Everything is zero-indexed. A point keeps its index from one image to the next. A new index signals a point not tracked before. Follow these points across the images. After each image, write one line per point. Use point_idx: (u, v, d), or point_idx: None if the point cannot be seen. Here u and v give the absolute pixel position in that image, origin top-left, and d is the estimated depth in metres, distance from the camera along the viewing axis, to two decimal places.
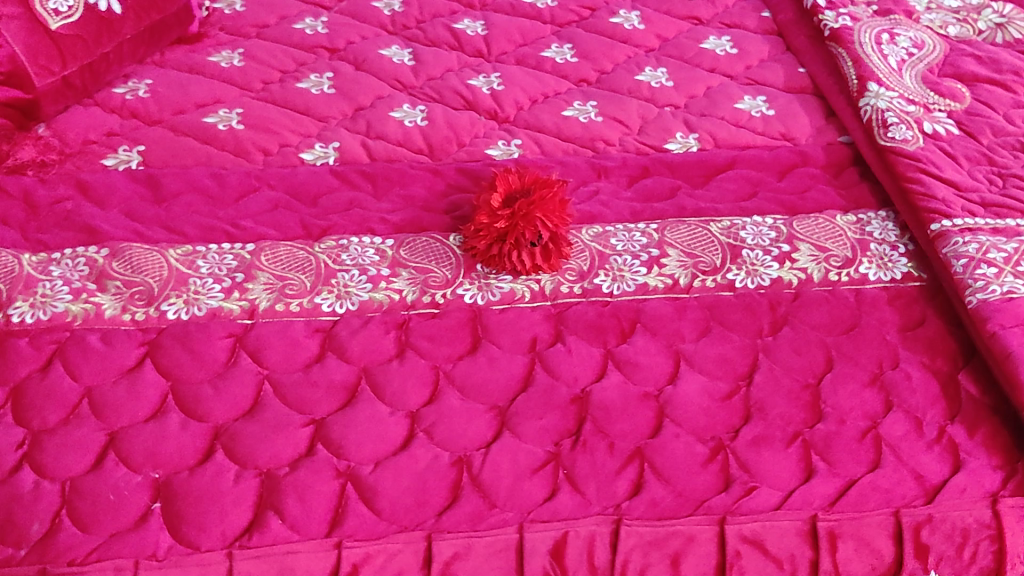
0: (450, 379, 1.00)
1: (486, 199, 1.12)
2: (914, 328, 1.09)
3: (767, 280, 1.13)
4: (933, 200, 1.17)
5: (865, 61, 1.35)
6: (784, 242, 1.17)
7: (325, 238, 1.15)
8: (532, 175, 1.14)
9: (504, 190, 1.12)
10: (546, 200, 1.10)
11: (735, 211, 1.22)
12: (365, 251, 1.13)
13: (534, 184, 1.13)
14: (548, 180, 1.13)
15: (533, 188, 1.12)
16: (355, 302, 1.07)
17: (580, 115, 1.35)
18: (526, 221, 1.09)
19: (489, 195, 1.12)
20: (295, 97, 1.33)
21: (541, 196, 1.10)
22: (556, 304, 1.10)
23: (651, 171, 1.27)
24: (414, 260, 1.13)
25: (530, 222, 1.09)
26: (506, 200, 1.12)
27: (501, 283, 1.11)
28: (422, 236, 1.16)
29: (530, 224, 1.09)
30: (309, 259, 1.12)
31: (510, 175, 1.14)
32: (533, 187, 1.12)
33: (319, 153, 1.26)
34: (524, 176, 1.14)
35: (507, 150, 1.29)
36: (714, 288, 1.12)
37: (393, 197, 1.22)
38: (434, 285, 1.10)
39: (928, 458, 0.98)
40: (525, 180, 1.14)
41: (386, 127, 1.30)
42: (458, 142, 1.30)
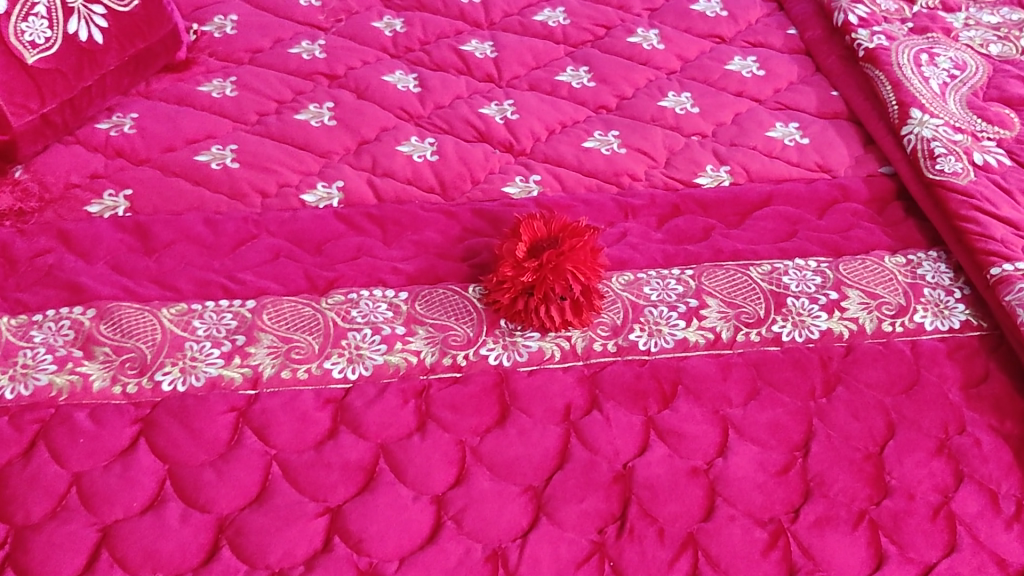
0: (478, 456, 0.91)
1: (509, 248, 1.03)
2: (977, 385, 1.01)
3: (816, 332, 1.04)
4: (992, 241, 1.08)
5: (905, 85, 1.26)
6: (831, 288, 1.08)
7: (333, 291, 1.05)
8: (559, 220, 1.05)
9: (529, 239, 1.03)
10: (577, 250, 1.01)
11: (775, 253, 1.13)
12: (376, 306, 1.04)
13: (562, 232, 1.03)
14: (577, 227, 1.04)
15: (561, 236, 1.03)
16: (369, 366, 0.97)
17: (602, 146, 1.25)
18: (556, 274, 1.00)
19: (513, 245, 1.03)
20: (294, 131, 1.23)
21: (571, 246, 1.01)
22: (588, 363, 1.00)
23: (682, 210, 1.18)
24: (431, 315, 1.03)
25: (560, 276, 1.00)
26: (532, 250, 1.03)
27: (528, 341, 1.01)
28: (438, 287, 1.06)
29: (561, 278, 1.00)
30: (316, 316, 1.02)
31: (535, 223, 1.04)
32: (561, 234, 1.03)
33: (322, 194, 1.16)
34: (550, 222, 1.05)
35: (525, 187, 1.19)
36: (760, 342, 1.03)
37: (404, 241, 1.12)
38: (455, 345, 1.00)
39: (1007, 539, 0.89)
40: (551, 226, 1.04)
41: (394, 163, 1.20)
42: (472, 179, 1.20)
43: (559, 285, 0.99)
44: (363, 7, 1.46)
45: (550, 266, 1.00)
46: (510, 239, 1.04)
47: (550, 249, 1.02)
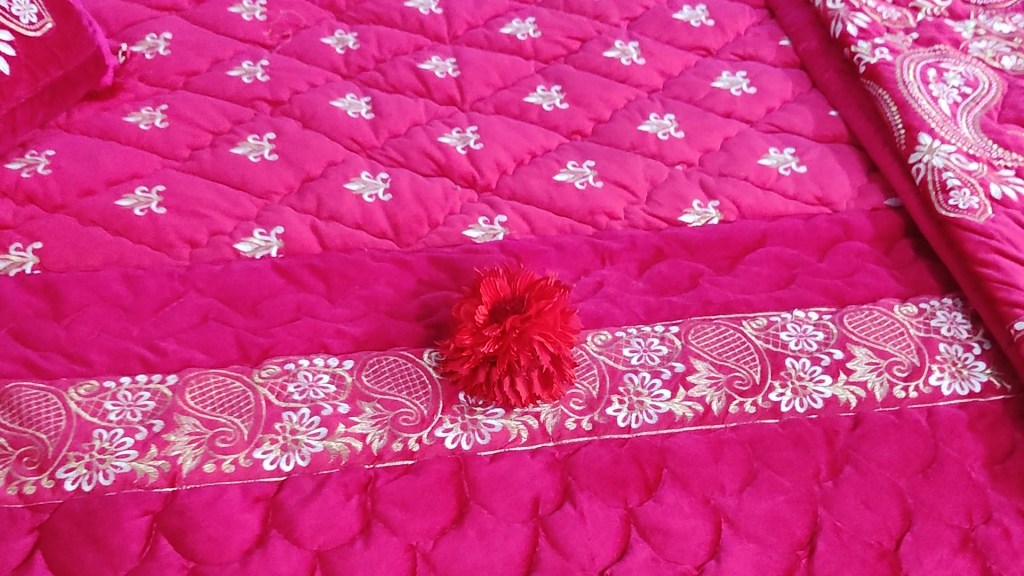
0: (431, 565, 0.79)
1: (467, 311, 0.90)
2: (1003, 460, 0.89)
3: (819, 402, 0.92)
4: (1015, 290, 0.95)
5: (912, 106, 1.13)
6: (835, 347, 0.96)
7: (267, 362, 0.92)
8: (525, 276, 0.92)
9: (491, 300, 0.90)
10: (545, 314, 0.88)
11: (771, 303, 1.00)
12: (317, 379, 0.91)
13: (529, 291, 0.90)
14: (546, 285, 0.91)
15: (527, 297, 0.90)
16: (305, 455, 0.85)
17: (576, 179, 1.12)
18: (521, 344, 0.87)
19: (471, 307, 0.90)
20: (229, 167, 1.10)
21: (538, 310, 0.88)
22: (560, 445, 0.88)
23: (666, 253, 1.05)
24: (380, 390, 0.90)
25: (525, 346, 0.87)
26: (494, 313, 0.89)
27: (490, 419, 0.88)
28: (389, 353, 0.93)
29: (527, 348, 0.87)
30: (247, 394, 0.89)
31: (497, 279, 0.91)
32: (528, 295, 0.90)
33: (259, 243, 1.03)
34: (515, 279, 0.92)
35: (490, 230, 1.06)
36: (755, 415, 0.91)
37: (352, 298, 0.99)
38: (406, 427, 0.87)
39: None
40: (516, 284, 0.91)
41: (341, 204, 1.07)
42: (430, 221, 1.07)
43: (524, 356, 0.87)
44: (312, 20, 1.32)
45: (514, 334, 0.87)
46: (469, 299, 0.91)
47: (515, 313, 0.89)
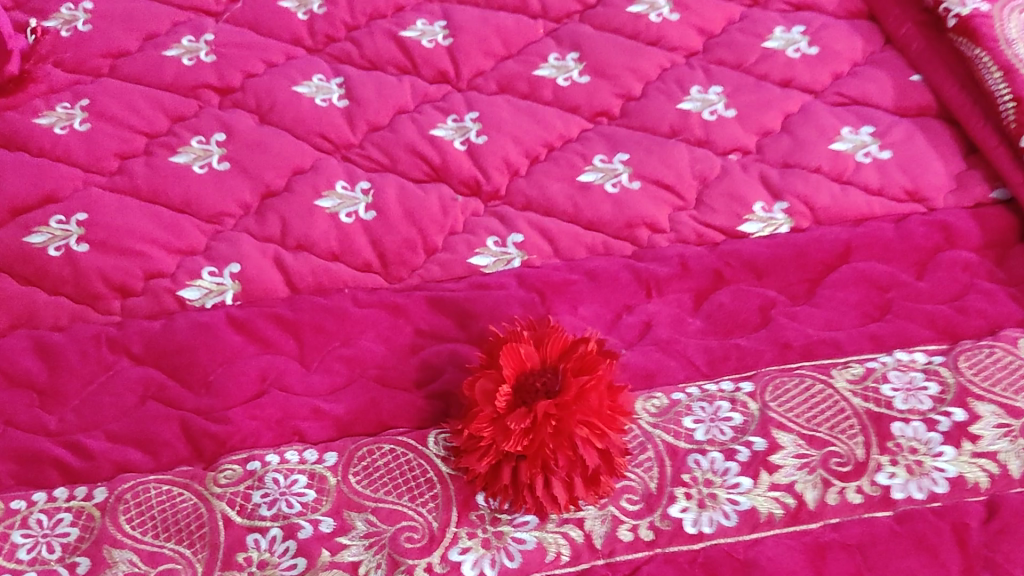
0: None
1: (483, 390, 0.68)
2: None
3: (941, 484, 0.71)
4: None
5: (1021, 71, 0.91)
6: (953, 405, 0.75)
7: (225, 462, 0.70)
8: (557, 338, 0.69)
9: (514, 374, 0.68)
10: (588, 397, 0.66)
11: (865, 342, 0.79)
12: (290, 482, 0.69)
13: (565, 361, 0.68)
14: (585, 350, 0.69)
15: (562, 370, 0.68)
16: None
17: (606, 179, 0.89)
18: (558, 441, 0.65)
19: (489, 385, 0.68)
20: (168, 182, 0.86)
21: (578, 391, 0.66)
22: (612, 564, 0.67)
23: (726, 278, 0.83)
24: (375, 496, 0.69)
25: (563, 443, 0.65)
26: (520, 393, 0.67)
27: (518, 531, 0.68)
28: (382, 440, 0.72)
29: (565, 445, 0.65)
30: (200, 511, 0.67)
31: (521, 345, 0.69)
32: (562, 367, 0.68)
33: (209, 286, 0.80)
34: (545, 342, 0.69)
35: (502, 255, 0.84)
36: (862, 508, 0.70)
37: (331, 359, 0.77)
38: (411, 550, 0.66)
39: None
40: (546, 349, 0.69)
41: (312, 226, 0.84)
42: (426, 247, 0.84)
43: (563, 455, 0.65)
44: None
45: (548, 428, 0.65)
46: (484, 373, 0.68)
47: (547, 395, 0.67)
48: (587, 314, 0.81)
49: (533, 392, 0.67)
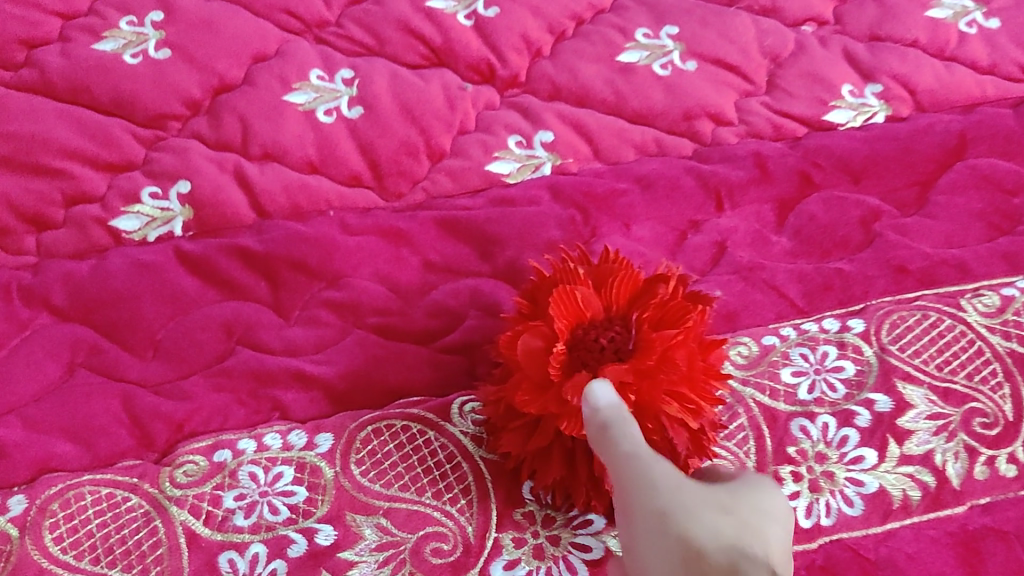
0: None
1: (528, 349, 0.49)
2: None
3: None
4: None
5: None
6: None
7: (184, 453, 0.53)
8: (626, 278, 0.51)
9: (571, 327, 0.49)
10: (675, 363, 0.48)
11: (998, 262, 0.62)
12: (274, 478, 0.52)
13: (640, 312, 0.50)
14: (666, 296, 0.51)
15: (635, 323, 0.50)
16: None
17: (653, 58, 0.71)
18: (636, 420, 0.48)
19: (535, 343, 0.49)
20: (91, 75, 0.65)
21: (663, 352, 0.48)
22: None
23: (816, 182, 0.66)
24: (387, 491, 0.52)
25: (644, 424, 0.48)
26: (577, 352, 0.49)
27: (580, 535, 0.51)
28: (391, 415, 0.55)
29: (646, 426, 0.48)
30: (154, 525, 0.50)
31: (579, 288, 0.50)
32: (636, 318, 0.50)
33: (151, 213, 0.62)
34: (608, 282, 0.51)
35: (528, 159, 0.66)
36: (1018, 484, 0.54)
37: (316, 304, 0.59)
38: (442, 567, 0.50)
39: None
40: (611, 293, 0.51)
41: (282, 129, 0.65)
42: (431, 152, 0.66)
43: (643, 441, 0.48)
44: None
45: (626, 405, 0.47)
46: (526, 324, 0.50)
47: (617, 357, 0.49)
48: (643, 236, 0.63)
49: (597, 352, 0.49)
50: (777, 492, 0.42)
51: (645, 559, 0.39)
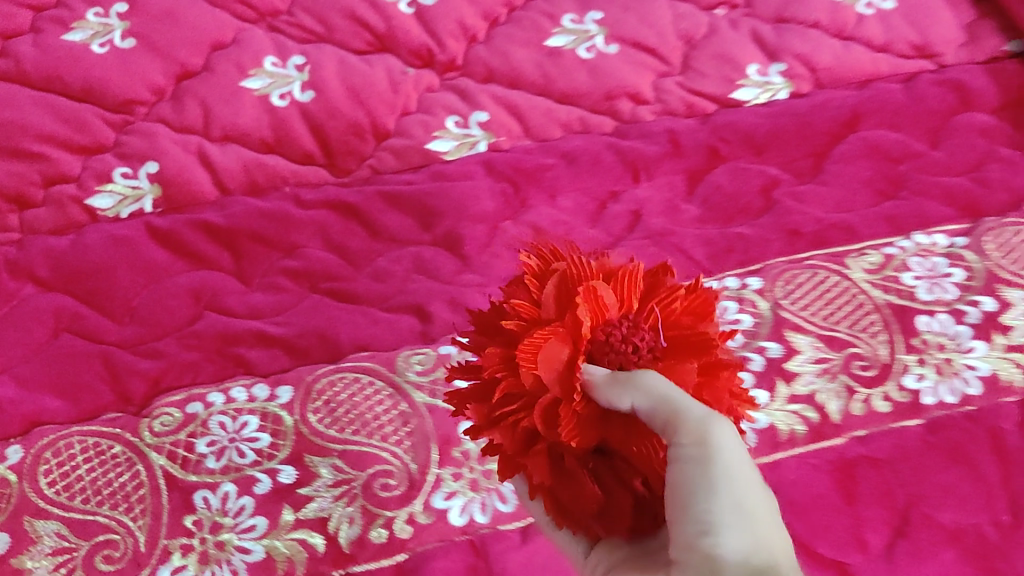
0: None
1: (551, 360, 0.41)
2: None
3: (975, 383, 0.64)
4: None
5: None
6: (982, 294, 0.67)
7: (161, 405, 0.60)
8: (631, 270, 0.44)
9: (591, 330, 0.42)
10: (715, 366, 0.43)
11: (881, 225, 0.71)
12: (239, 425, 0.59)
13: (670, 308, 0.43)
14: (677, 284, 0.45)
15: (659, 319, 0.43)
16: (240, 570, 0.55)
17: (579, 43, 0.78)
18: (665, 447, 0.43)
19: (561, 350, 0.41)
20: (63, 65, 0.71)
21: (701, 358, 0.43)
22: None
23: (722, 155, 0.74)
24: (340, 436, 0.59)
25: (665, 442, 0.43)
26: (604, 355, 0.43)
27: None
28: (343, 368, 0.62)
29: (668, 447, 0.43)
30: (136, 469, 0.57)
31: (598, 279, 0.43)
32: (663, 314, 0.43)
33: (124, 191, 0.68)
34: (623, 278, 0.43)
35: (465, 136, 0.73)
36: (893, 417, 0.62)
37: (274, 272, 0.66)
38: (386, 500, 0.57)
39: None
40: (623, 287, 0.43)
41: (239, 113, 0.71)
42: (376, 130, 0.72)
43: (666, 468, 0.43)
44: None
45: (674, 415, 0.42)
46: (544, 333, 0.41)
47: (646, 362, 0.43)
48: (567, 205, 0.71)
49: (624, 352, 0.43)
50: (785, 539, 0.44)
51: (693, 511, 0.41)
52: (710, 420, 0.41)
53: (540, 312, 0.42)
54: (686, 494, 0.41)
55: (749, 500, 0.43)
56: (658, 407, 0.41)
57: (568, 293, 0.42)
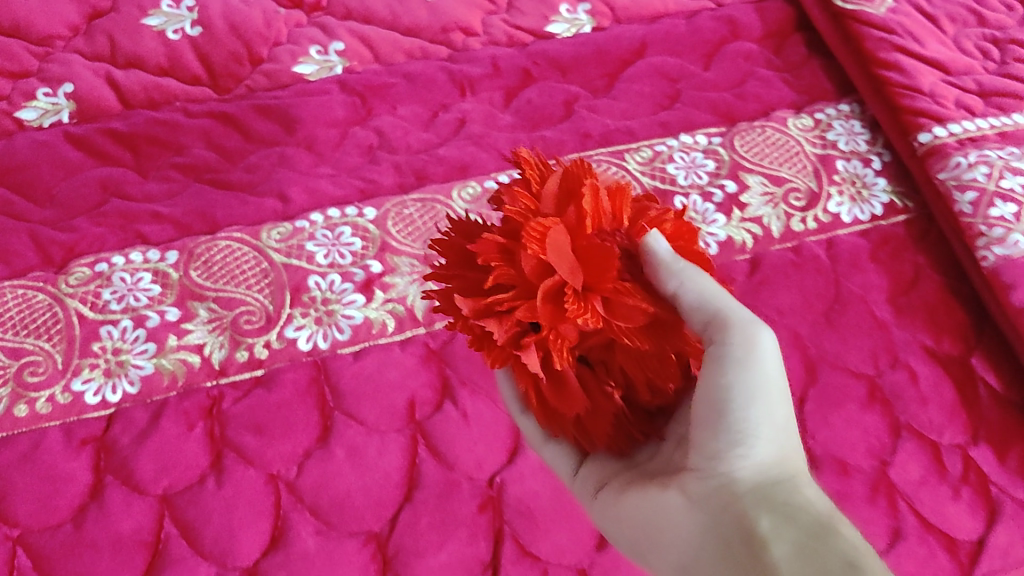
0: (295, 495, 0.69)
1: (556, 248, 0.46)
2: (907, 289, 0.81)
3: (713, 245, 0.81)
4: (921, 97, 0.86)
5: None
6: (727, 179, 0.85)
7: (75, 265, 0.77)
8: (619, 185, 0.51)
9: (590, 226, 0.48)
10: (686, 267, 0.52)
11: (655, 128, 0.89)
12: (136, 279, 0.77)
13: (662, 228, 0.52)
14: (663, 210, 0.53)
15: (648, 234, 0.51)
16: (134, 380, 0.72)
17: None
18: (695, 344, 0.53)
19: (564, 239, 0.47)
20: None
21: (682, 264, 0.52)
22: (433, 331, 0.77)
23: (534, 76, 0.92)
24: (215, 286, 0.77)
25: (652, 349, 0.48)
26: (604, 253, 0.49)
27: (347, 308, 0.77)
28: (219, 237, 0.79)
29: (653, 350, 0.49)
30: (55, 310, 0.75)
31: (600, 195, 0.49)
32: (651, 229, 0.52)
33: (46, 106, 0.85)
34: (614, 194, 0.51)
35: (325, 63, 0.91)
36: None
37: (166, 167, 0.83)
38: (249, 330, 0.75)
39: (956, 512, 0.71)
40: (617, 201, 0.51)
41: (139, 44, 0.88)
42: (252, 58, 0.90)
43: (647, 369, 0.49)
44: None
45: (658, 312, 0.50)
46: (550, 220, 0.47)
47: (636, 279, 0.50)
48: (405, 114, 0.89)
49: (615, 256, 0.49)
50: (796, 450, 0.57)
51: (728, 409, 0.54)
52: (750, 331, 0.54)
53: (537, 206, 0.49)
54: (717, 391, 0.54)
55: (779, 412, 0.56)
56: (700, 296, 0.51)
57: (567, 193, 0.49)
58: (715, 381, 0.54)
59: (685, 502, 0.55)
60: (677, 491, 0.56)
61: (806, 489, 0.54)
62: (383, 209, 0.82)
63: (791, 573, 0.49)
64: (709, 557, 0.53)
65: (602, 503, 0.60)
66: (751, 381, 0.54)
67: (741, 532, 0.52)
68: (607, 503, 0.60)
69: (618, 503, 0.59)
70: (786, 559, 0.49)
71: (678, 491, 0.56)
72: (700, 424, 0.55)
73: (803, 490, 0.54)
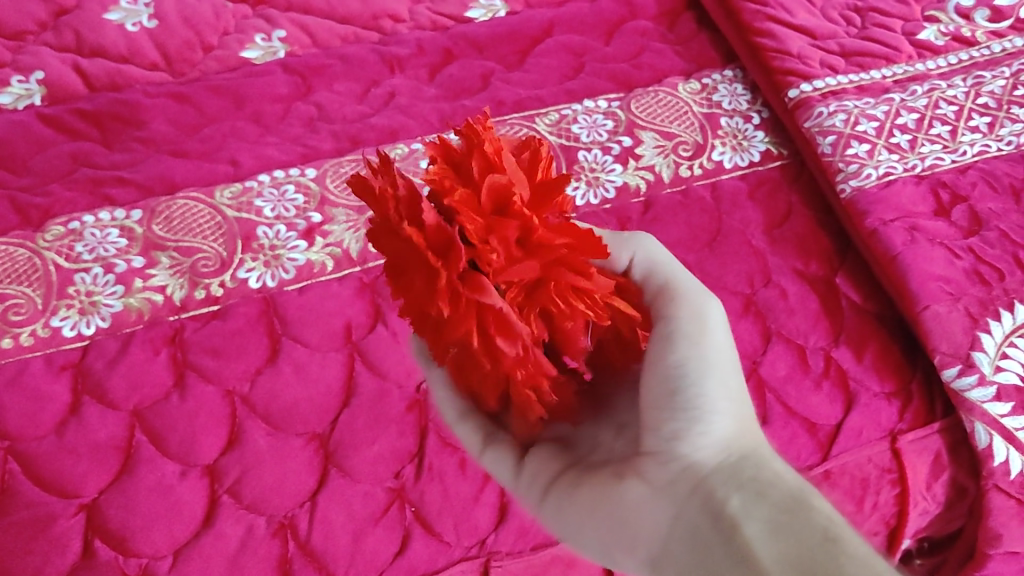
0: (249, 405, 0.79)
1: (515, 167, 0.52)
2: (781, 223, 0.93)
3: (611, 191, 0.93)
4: (789, 58, 0.99)
5: None
6: (624, 135, 0.97)
7: (51, 223, 0.88)
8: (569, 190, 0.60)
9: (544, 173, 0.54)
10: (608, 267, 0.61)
11: (562, 96, 1.01)
12: (105, 234, 0.88)
13: None
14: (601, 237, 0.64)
15: None
16: (106, 316, 0.83)
17: None
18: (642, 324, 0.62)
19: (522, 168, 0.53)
20: None
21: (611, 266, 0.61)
22: (366, 269, 0.88)
23: (455, 54, 1.04)
24: (175, 238, 0.88)
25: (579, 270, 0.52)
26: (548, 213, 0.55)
27: (292, 252, 0.88)
28: (177, 197, 0.90)
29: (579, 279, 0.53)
30: (34, 261, 0.85)
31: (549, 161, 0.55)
32: None
33: (19, 92, 0.96)
34: None
35: (269, 48, 1.03)
36: None
37: (129, 140, 0.94)
38: (206, 273, 0.86)
39: (817, 401, 0.83)
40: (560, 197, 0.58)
41: (102, 35, 0.99)
42: (204, 45, 1.01)
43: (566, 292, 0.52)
44: None
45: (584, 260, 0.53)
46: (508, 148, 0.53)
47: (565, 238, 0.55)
48: (341, 89, 1.00)
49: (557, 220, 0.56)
50: (749, 419, 0.64)
51: (684, 387, 0.61)
52: (693, 305, 0.63)
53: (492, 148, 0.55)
54: (674, 368, 0.61)
55: (731, 383, 0.63)
56: (642, 264, 0.64)
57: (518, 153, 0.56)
58: (665, 362, 0.61)
59: (651, 487, 0.62)
60: (639, 477, 0.63)
61: (766, 458, 0.61)
62: (322, 169, 0.94)
63: (767, 549, 0.56)
64: (683, 539, 0.60)
65: (553, 498, 0.66)
66: (701, 356, 0.62)
67: (712, 512, 0.59)
68: (554, 501, 0.66)
69: (581, 498, 0.65)
70: (759, 536, 0.57)
71: (640, 478, 0.63)
72: (655, 406, 0.62)
73: (765, 462, 0.61)
